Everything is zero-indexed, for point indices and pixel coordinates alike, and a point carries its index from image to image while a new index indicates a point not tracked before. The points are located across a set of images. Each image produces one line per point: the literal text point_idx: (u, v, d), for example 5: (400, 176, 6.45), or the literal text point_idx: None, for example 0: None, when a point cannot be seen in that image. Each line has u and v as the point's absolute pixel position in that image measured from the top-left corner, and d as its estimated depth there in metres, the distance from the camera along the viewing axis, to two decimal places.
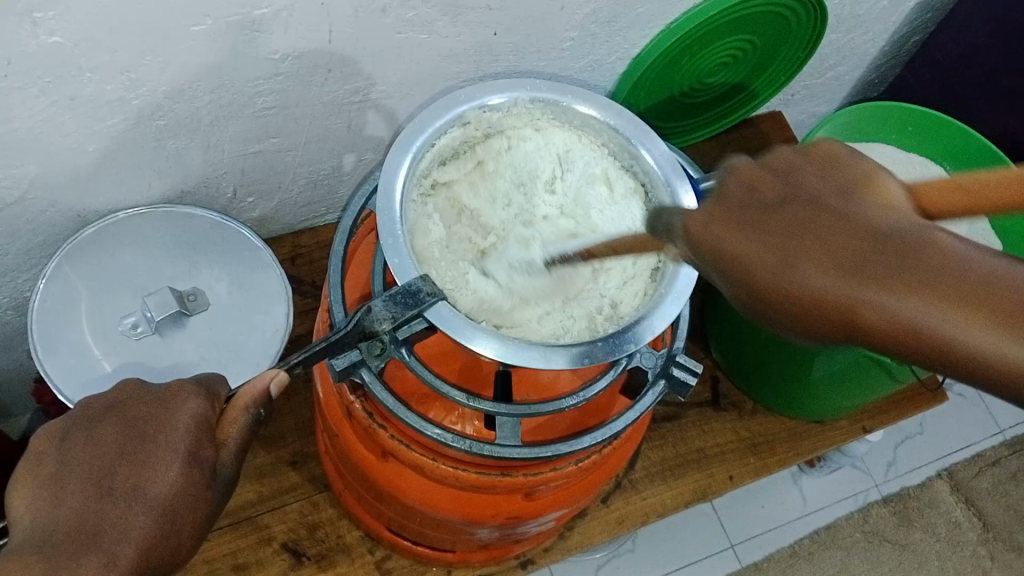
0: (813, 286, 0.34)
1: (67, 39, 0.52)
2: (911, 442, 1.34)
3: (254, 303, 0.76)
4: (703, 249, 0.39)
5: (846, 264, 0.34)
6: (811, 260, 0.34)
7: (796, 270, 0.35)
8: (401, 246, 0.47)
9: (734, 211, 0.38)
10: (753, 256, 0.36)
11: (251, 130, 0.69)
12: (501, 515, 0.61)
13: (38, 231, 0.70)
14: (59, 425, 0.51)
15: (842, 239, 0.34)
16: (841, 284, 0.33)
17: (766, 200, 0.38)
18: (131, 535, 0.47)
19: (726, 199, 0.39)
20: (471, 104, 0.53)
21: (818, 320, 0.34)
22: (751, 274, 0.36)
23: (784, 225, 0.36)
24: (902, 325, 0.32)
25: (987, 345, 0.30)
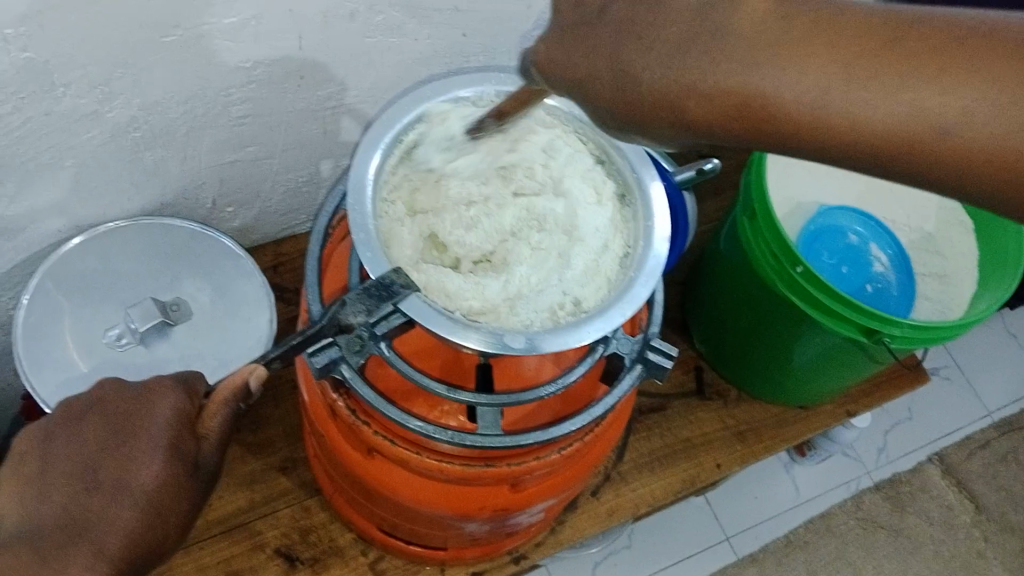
0: (754, 103, 0.38)
1: (39, 55, 0.53)
2: (902, 428, 1.36)
3: (235, 310, 0.76)
4: (598, 100, 0.42)
5: (737, 61, 0.38)
6: (708, 61, 0.39)
7: (681, 78, 0.39)
8: (373, 241, 0.48)
9: (613, 66, 0.41)
10: (633, 71, 0.40)
11: (227, 139, 0.70)
12: (489, 508, 0.62)
13: (19, 249, 0.71)
14: (41, 425, 0.51)
15: (725, 42, 0.39)
16: (782, 88, 0.37)
17: (628, 28, 0.41)
18: (118, 526, 0.48)
19: (598, 50, 0.41)
20: (438, 99, 0.54)
21: (759, 128, 0.39)
22: (668, 108, 0.40)
23: (689, 46, 0.39)
24: (863, 116, 0.37)
25: (932, 111, 0.36)
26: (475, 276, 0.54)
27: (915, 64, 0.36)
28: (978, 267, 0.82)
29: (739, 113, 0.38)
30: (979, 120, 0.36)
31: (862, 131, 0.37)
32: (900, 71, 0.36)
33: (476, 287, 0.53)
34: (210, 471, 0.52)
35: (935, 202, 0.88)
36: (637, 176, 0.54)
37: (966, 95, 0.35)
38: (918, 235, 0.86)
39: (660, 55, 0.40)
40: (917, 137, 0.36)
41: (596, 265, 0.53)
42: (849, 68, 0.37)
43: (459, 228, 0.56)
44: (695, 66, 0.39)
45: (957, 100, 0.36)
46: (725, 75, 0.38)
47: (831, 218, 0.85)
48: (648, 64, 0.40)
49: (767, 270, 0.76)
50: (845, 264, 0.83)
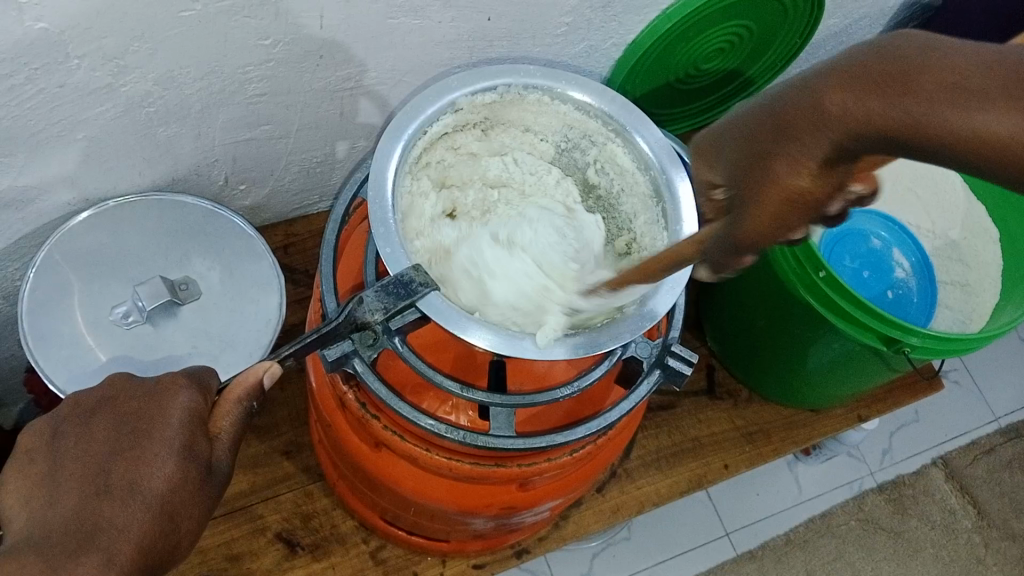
0: (897, 88, 0.31)
1: (54, 26, 0.51)
2: (908, 430, 1.35)
3: (244, 291, 0.75)
4: (748, 178, 0.36)
5: (886, 101, 0.31)
6: (835, 116, 0.32)
7: (815, 149, 0.33)
8: (393, 235, 0.47)
9: (764, 145, 0.35)
10: (772, 155, 0.35)
11: (241, 117, 0.68)
12: (496, 506, 0.61)
13: (28, 221, 0.70)
14: (49, 422, 0.51)
15: (841, 105, 0.32)
16: (941, 80, 0.30)
17: (754, 126, 0.37)
18: (128, 533, 0.46)
19: (747, 147, 0.36)
20: (464, 90, 0.52)
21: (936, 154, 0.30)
22: (808, 122, 0.33)
23: (823, 95, 0.33)
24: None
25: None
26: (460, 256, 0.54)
27: None
28: (1003, 275, 0.80)
29: (880, 116, 0.31)
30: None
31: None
32: None
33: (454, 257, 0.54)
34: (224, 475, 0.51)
35: (962, 208, 0.85)
36: (666, 176, 0.52)
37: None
38: (942, 241, 0.85)
39: (787, 138, 0.34)
40: None
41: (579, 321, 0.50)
42: None
43: (477, 211, 0.58)
44: (852, 69, 0.33)
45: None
46: (881, 88, 0.31)
47: (855, 222, 0.84)
48: (805, 93, 0.34)
49: (786, 272, 0.74)
50: (866, 269, 0.82)
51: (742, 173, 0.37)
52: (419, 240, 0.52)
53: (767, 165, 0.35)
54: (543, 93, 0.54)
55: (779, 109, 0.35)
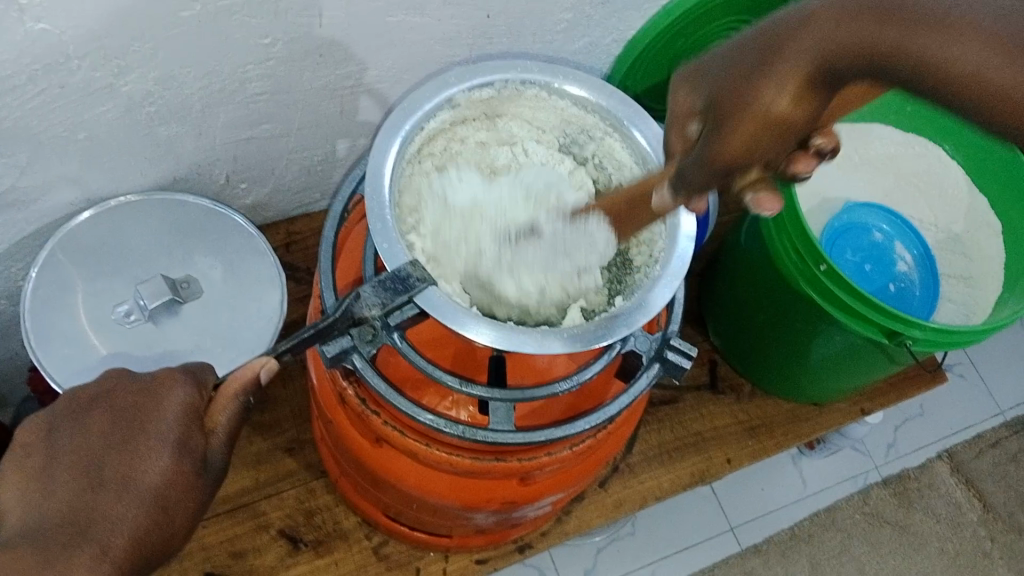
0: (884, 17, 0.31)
1: (54, 27, 0.52)
2: (913, 424, 1.34)
3: (246, 289, 0.76)
4: (720, 102, 0.37)
5: (866, 29, 0.31)
6: (813, 39, 0.33)
7: (787, 73, 0.34)
8: (391, 231, 0.47)
9: (739, 70, 0.36)
10: (747, 78, 0.35)
11: (242, 116, 0.68)
12: (497, 501, 0.61)
13: (30, 221, 0.70)
14: (47, 420, 0.52)
15: (818, 31, 0.33)
16: (935, 10, 0.30)
17: (732, 53, 0.37)
18: (123, 526, 0.47)
19: (722, 72, 0.37)
20: (461, 86, 0.52)
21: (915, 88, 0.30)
22: (783, 47, 0.34)
23: (803, 22, 0.33)
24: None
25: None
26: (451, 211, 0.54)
27: None
28: (1005, 269, 0.79)
29: (862, 45, 0.32)
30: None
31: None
32: None
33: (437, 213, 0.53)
34: (220, 468, 0.51)
35: (966, 201, 0.83)
36: None
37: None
38: (945, 235, 0.84)
39: (762, 62, 0.35)
40: None
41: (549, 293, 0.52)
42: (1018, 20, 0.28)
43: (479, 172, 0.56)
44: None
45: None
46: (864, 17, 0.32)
47: (857, 216, 0.84)
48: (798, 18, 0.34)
49: (788, 265, 0.74)
50: (868, 262, 0.82)
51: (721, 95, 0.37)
52: (413, 218, 0.52)
53: (748, 85, 0.35)
54: (541, 88, 0.54)
55: (757, 38, 0.36)
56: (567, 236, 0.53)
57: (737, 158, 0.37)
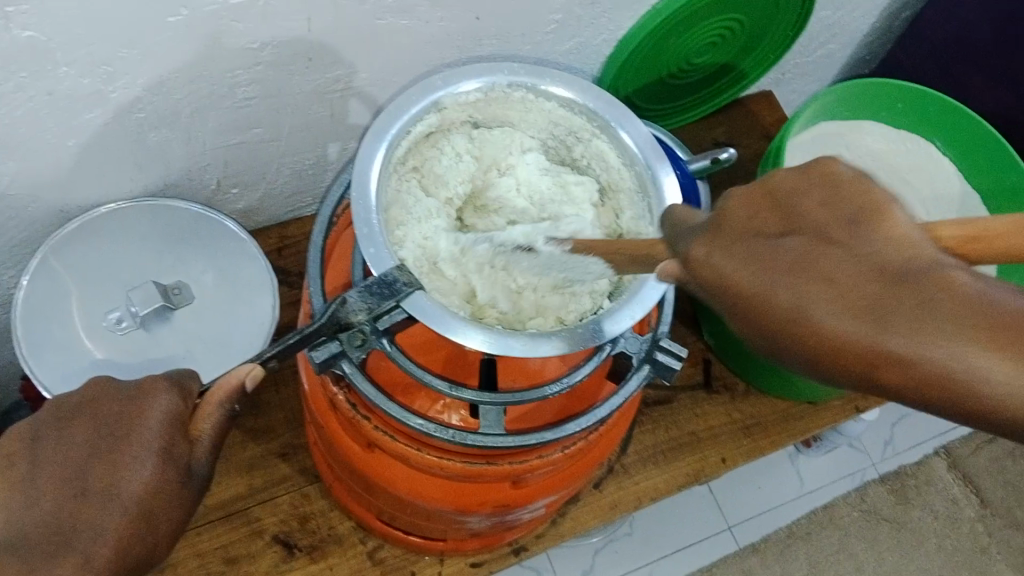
0: (888, 312, 0.29)
1: (41, 33, 0.51)
2: (911, 421, 1.34)
3: (237, 294, 0.75)
4: (736, 317, 0.33)
5: (873, 317, 0.29)
6: (828, 300, 0.30)
7: (800, 327, 0.30)
8: (377, 237, 0.47)
9: (743, 294, 0.32)
10: (760, 292, 0.32)
11: (232, 121, 0.68)
12: (489, 504, 0.61)
13: (19, 228, 0.70)
14: (29, 425, 0.51)
15: (843, 281, 0.30)
16: (992, 323, 0.27)
17: (772, 260, 0.32)
18: (108, 536, 0.47)
19: (760, 267, 0.32)
20: (447, 89, 0.53)
21: (942, 403, 0.28)
22: (792, 317, 0.31)
23: (808, 281, 0.31)
24: (881, 351, 0.28)
25: (986, 395, 0.27)
26: (467, 186, 0.58)
27: None
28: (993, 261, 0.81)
29: (876, 352, 0.29)
30: (1014, 395, 0.27)
31: (968, 396, 0.28)
32: None
33: (431, 220, 0.54)
34: (205, 478, 0.51)
35: (958, 196, 0.84)
36: (652, 170, 0.53)
37: (983, 353, 0.27)
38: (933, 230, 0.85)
39: (782, 277, 0.31)
40: None
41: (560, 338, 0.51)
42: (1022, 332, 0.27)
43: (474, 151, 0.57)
44: (857, 192, 0.33)
45: (979, 360, 0.27)
46: (880, 305, 0.29)
47: None
48: (817, 185, 0.35)
49: None
50: None
51: (733, 291, 0.33)
52: (402, 233, 0.51)
53: (779, 275, 0.32)
54: (528, 90, 0.54)
55: (777, 248, 0.33)
56: (558, 262, 0.53)
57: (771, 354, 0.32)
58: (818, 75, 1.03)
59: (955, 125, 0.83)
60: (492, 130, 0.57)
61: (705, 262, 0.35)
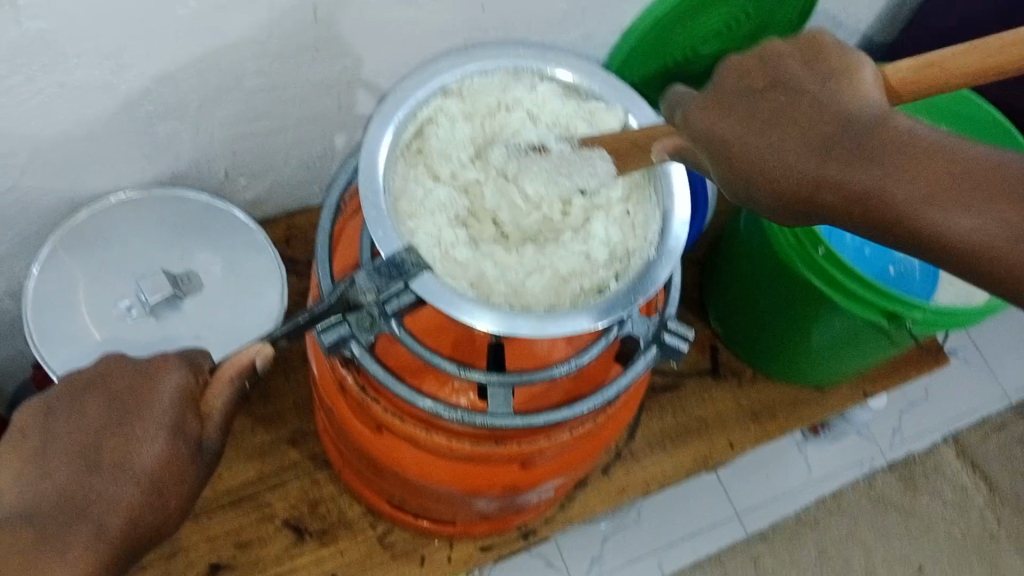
0: (850, 151, 0.36)
1: (51, 26, 0.52)
2: (920, 411, 1.32)
3: (247, 285, 0.76)
4: (716, 159, 0.41)
5: (829, 155, 0.36)
6: (793, 143, 0.38)
7: (766, 166, 0.38)
8: (385, 219, 0.47)
9: (727, 142, 0.40)
10: (742, 140, 0.40)
11: (241, 112, 0.69)
12: (498, 486, 0.61)
13: (30, 219, 0.70)
14: (44, 402, 0.51)
15: (809, 125, 0.38)
16: (920, 152, 0.34)
17: (758, 116, 0.40)
18: (119, 508, 0.48)
19: (749, 119, 0.40)
20: (453, 73, 0.53)
21: (883, 226, 0.35)
22: (759, 157, 0.38)
23: (773, 129, 0.39)
24: (830, 179, 0.36)
25: (932, 220, 0.33)
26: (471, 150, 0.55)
27: (979, 187, 0.33)
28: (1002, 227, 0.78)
29: (828, 178, 0.36)
30: (942, 217, 0.33)
31: (911, 222, 0.34)
32: (967, 188, 0.33)
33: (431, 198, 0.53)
34: (215, 452, 0.52)
35: None
36: None
37: (934, 182, 0.33)
38: None
39: (759, 126, 0.39)
40: (989, 242, 0.32)
41: (562, 290, 0.52)
42: (952, 166, 0.33)
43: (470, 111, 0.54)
44: (834, 57, 0.40)
45: (925, 191, 0.34)
46: (832, 145, 0.37)
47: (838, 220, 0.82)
48: (805, 53, 0.41)
49: (784, 249, 0.74)
50: (868, 246, 0.82)
51: (724, 143, 0.40)
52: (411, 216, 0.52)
53: (756, 126, 0.40)
54: (533, 74, 0.55)
55: (762, 102, 0.40)
56: (569, 158, 0.53)
57: (747, 193, 0.39)
58: None
59: (973, 118, 0.82)
60: (484, 87, 0.55)
61: (706, 123, 0.42)
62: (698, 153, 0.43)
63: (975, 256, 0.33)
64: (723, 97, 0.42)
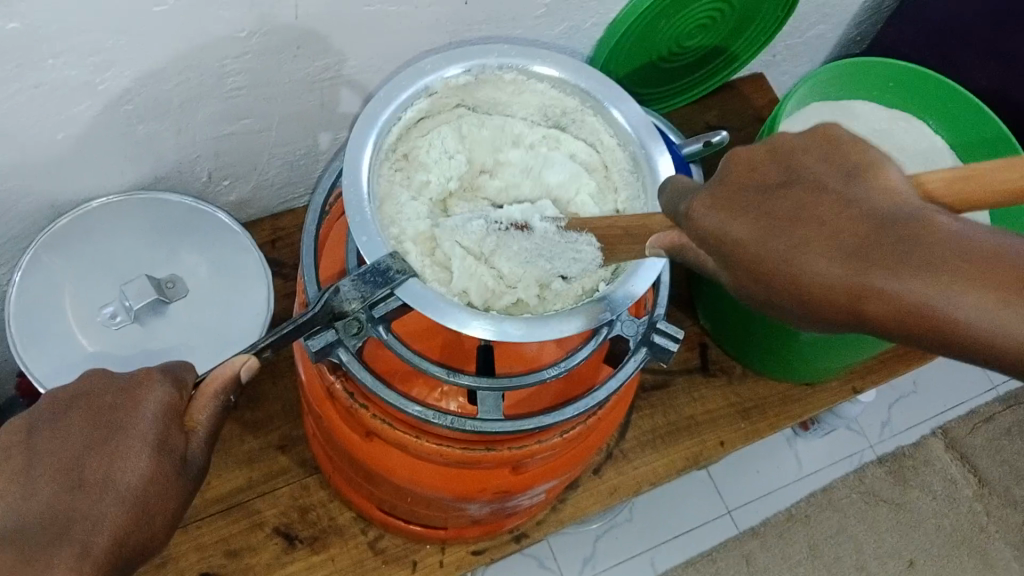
0: (881, 256, 0.32)
1: (27, 24, 0.51)
2: (907, 402, 1.34)
3: (232, 288, 0.75)
4: (735, 263, 0.37)
5: (860, 260, 0.33)
6: (820, 248, 0.34)
7: (794, 273, 0.35)
8: (369, 225, 0.47)
9: (746, 244, 0.36)
10: (761, 244, 0.36)
11: (223, 111, 0.68)
12: (490, 490, 0.61)
13: (10, 224, 0.69)
14: (25, 421, 0.51)
15: (835, 228, 0.34)
16: (968, 257, 0.31)
17: (774, 218, 0.36)
18: (104, 526, 0.47)
19: (764, 218, 0.36)
20: (437, 75, 0.52)
21: (927, 337, 0.32)
22: (783, 265, 0.35)
23: (796, 233, 0.35)
24: (868, 289, 0.32)
25: (985, 328, 0.30)
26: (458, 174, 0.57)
27: None
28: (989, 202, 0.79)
29: (861, 288, 0.33)
30: (995, 330, 0.30)
31: (956, 331, 0.31)
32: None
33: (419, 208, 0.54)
34: (200, 467, 0.51)
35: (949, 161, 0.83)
36: (646, 151, 0.53)
37: (978, 291, 0.30)
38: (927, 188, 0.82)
39: (778, 231, 0.36)
40: None
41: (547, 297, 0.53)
42: (1003, 272, 0.30)
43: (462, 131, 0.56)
44: (854, 152, 0.36)
45: (977, 300, 0.30)
46: (862, 250, 0.33)
47: None
48: (819, 146, 0.37)
49: None
50: None
51: (741, 248, 0.37)
52: (397, 222, 0.51)
53: (776, 228, 0.36)
54: (518, 72, 0.54)
55: (778, 200, 0.36)
56: (552, 244, 0.54)
57: (772, 301, 0.36)
58: (810, 56, 1.03)
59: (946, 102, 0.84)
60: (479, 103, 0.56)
61: (715, 222, 0.38)
62: (709, 256, 0.39)
63: None
64: (732, 190, 0.38)
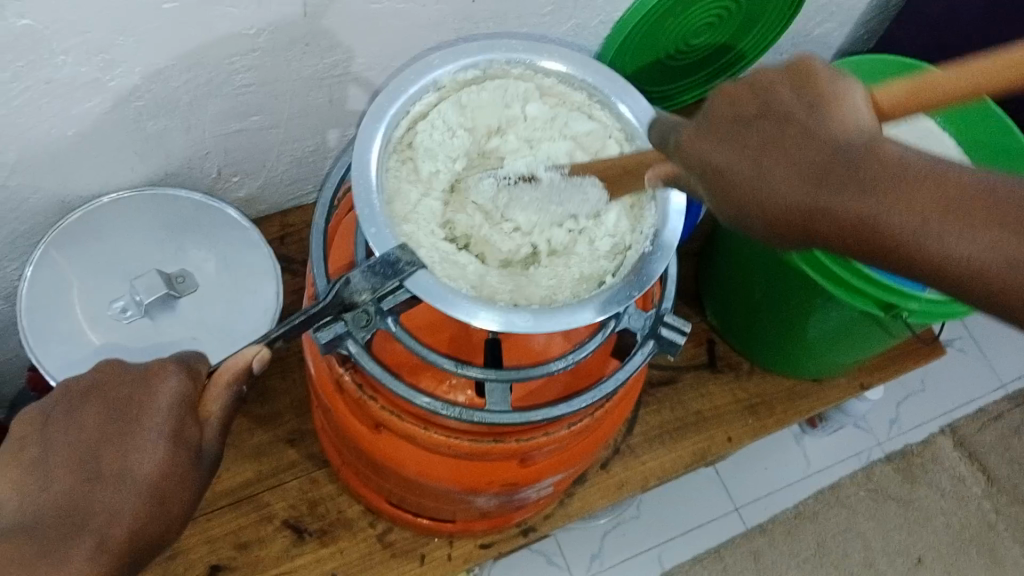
0: (839, 180, 0.35)
1: (37, 22, 0.52)
2: (916, 400, 1.34)
3: (241, 283, 0.76)
4: (712, 188, 0.39)
5: (821, 184, 0.36)
6: (783, 170, 0.37)
7: (760, 195, 0.37)
8: (378, 216, 0.48)
9: (721, 171, 0.39)
10: (733, 168, 0.38)
11: (231, 108, 0.68)
12: (497, 483, 0.61)
13: (21, 220, 0.70)
14: (41, 410, 0.52)
15: (802, 153, 0.36)
16: (909, 180, 0.34)
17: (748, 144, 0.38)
18: (121, 517, 0.48)
19: (739, 147, 0.38)
20: (445, 69, 0.53)
21: (874, 251, 0.35)
22: (749, 189, 0.37)
23: (763, 158, 0.37)
24: (824, 209, 0.35)
25: (928, 243, 0.34)
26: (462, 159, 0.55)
27: (974, 210, 0.33)
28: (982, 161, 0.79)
29: (819, 209, 0.36)
30: (936, 245, 0.33)
31: (897, 245, 0.34)
32: (952, 215, 0.33)
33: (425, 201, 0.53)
34: (214, 458, 0.52)
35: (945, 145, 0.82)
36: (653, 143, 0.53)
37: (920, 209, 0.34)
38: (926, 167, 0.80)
39: (749, 154, 0.38)
40: (985, 270, 0.33)
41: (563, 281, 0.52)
42: (938, 192, 0.34)
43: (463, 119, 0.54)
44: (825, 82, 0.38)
45: (916, 217, 0.34)
46: (824, 173, 0.36)
47: None
48: (795, 79, 0.39)
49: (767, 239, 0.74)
50: None
51: (717, 173, 0.39)
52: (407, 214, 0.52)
53: (746, 155, 0.38)
54: (525, 67, 0.55)
55: (752, 126, 0.38)
56: (559, 187, 0.54)
57: (741, 220, 0.39)
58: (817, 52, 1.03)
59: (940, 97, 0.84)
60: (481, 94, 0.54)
61: (695, 153, 0.41)
62: (694, 178, 0.41)
63: (961, 278, 0.33)
64: (716, 120, 0.40)
